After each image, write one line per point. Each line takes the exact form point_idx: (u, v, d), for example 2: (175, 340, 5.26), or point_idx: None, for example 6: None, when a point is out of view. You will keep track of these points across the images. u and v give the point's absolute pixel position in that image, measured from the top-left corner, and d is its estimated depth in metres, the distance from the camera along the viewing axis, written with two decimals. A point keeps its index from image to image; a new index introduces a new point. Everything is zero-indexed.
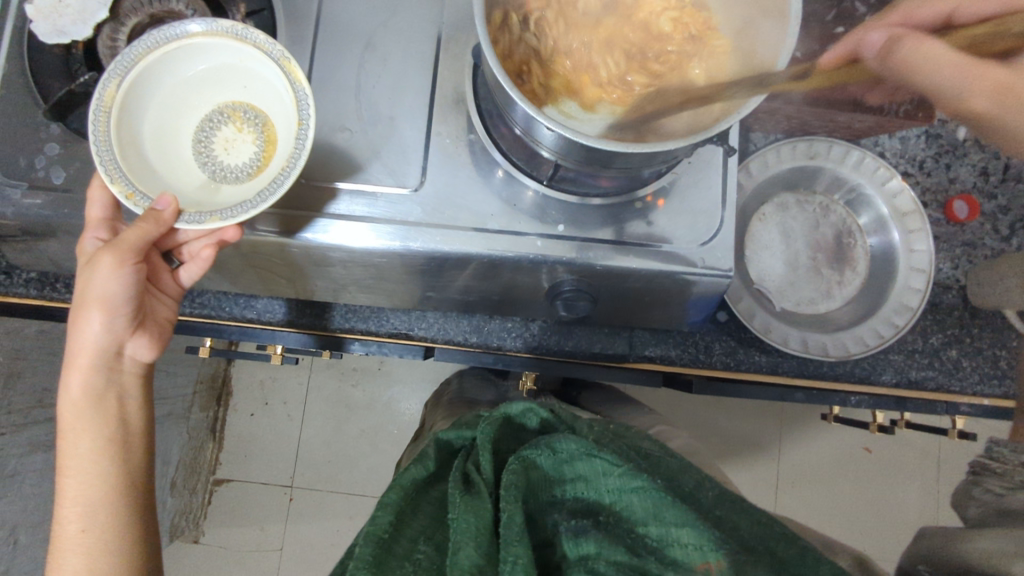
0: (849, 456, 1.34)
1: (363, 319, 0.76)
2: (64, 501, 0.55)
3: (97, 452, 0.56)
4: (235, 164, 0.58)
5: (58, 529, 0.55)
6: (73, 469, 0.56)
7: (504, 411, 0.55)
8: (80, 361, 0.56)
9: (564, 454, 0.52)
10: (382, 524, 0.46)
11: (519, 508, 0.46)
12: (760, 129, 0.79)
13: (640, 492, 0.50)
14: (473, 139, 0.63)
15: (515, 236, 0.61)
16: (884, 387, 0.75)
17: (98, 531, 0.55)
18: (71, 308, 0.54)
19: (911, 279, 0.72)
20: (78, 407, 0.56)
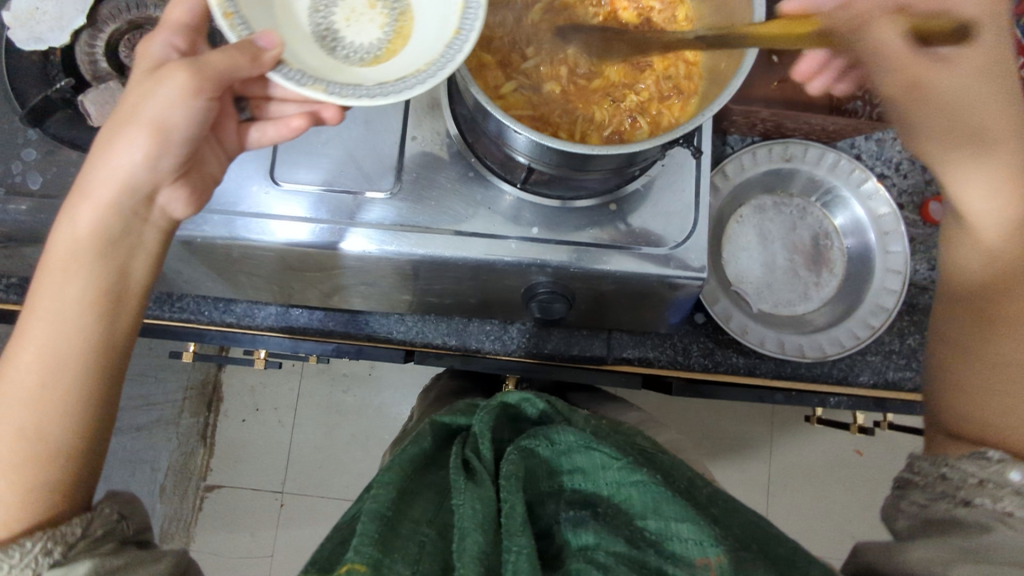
0: (839, 459, 1.35)
1: (342, 323, 0.76)
2: (26, 348, 0.46)
3: (85, 300, 0.47)
4: (362, 48, 0.48)
5: (11, 379, 0.45)
6: (43, 311, 0.46)
7: (499, 400, 0.56)
8: (99, 195, 0.47)
9: (562, 445, 0.53)
10: (385, 501, 0.45)
11: (522, 498, 0.46)
12: (737, 131, 0.79)
13: (640, 485, 0.49)
14: (450, 142, 0.64)
15: (491, 239, 0.62)
16: (861, 388, 0.75)
17: (59, 390, 0.46)
18: (115, 121, 0.46)
19: (887, 280, 0.73)
20: (82, 241, 0.47)
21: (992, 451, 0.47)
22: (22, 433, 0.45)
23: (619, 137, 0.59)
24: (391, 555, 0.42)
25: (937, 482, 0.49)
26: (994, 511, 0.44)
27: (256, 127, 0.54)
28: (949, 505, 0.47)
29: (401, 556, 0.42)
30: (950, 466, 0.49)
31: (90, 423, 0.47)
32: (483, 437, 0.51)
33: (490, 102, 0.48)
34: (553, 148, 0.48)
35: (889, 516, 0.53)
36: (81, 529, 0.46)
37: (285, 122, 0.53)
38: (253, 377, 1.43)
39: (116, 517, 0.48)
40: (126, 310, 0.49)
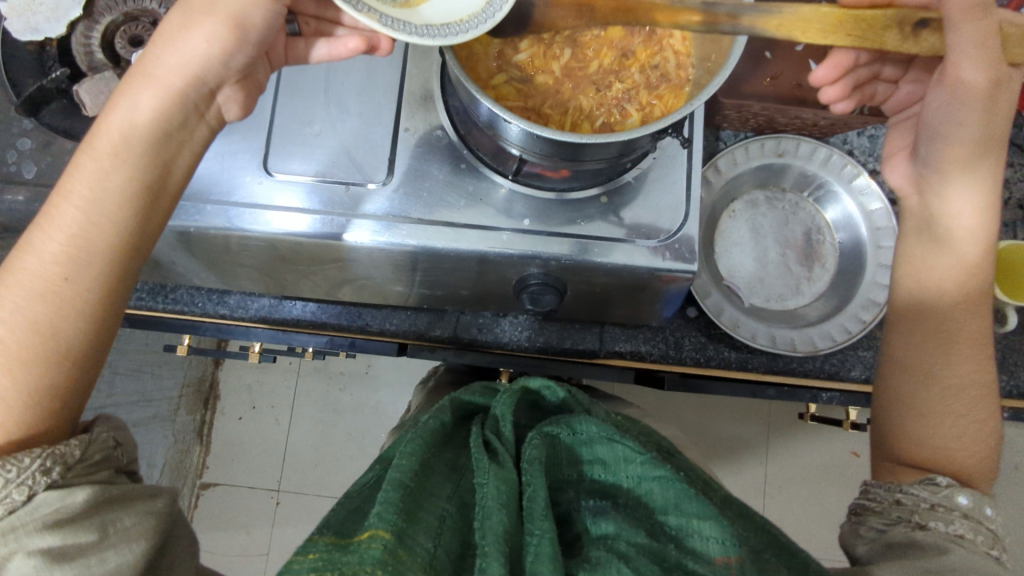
0: (836, 460, 1.35)
1: (336, 316, 0.76)
2: (58, 234, 0.48)
3: (125, 194, 0.49)
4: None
5: (38, 264, 0.48)
6: (79, 197, 0.49)
7: (522, 384, 0.58)
8: (168, 80, 0.50)
9: (583, 435, 0.52)
10: (408, 473, 0.46)
11: (544, 484, 0.46)
12: (729, 127, 0.79)
13: (662, 481, 0.48)
14: (442, 135, 0.64)
15: (483, 230, 0.62)
16: (854, 383, 0.75)
17: (84, 286, 0.48)
18: (190, 14, 0.49)
19: (879, 274, 0.73)
20: (136, 124, 0.49)
21: (943, 478, 0.53)
22: (34, 324, 0.47)
23: (609, 127, 0.59)
24: (413, 527, 0.43)
25: (892, 507, 0.53)
26: (947, 533, 0.49)
27: (311, 44, 0.56)
28: (907, 528, 0.51)
29: (423, 527, 0.43)
30: (903, 492, 0.53)
31: (100, 326, 0.49)
32: (505, 418, 0.53)
33: (499, 107, 0.48)
34: (542, 136, 0.49)
35: (846, 546, 0.54)
36: (82, 452, 0.47)
37: (342, 42, 0.55)
38: (250, 375, 1.43)
39: (111, 444, 0.50)
40: (157, 213, 0.52)
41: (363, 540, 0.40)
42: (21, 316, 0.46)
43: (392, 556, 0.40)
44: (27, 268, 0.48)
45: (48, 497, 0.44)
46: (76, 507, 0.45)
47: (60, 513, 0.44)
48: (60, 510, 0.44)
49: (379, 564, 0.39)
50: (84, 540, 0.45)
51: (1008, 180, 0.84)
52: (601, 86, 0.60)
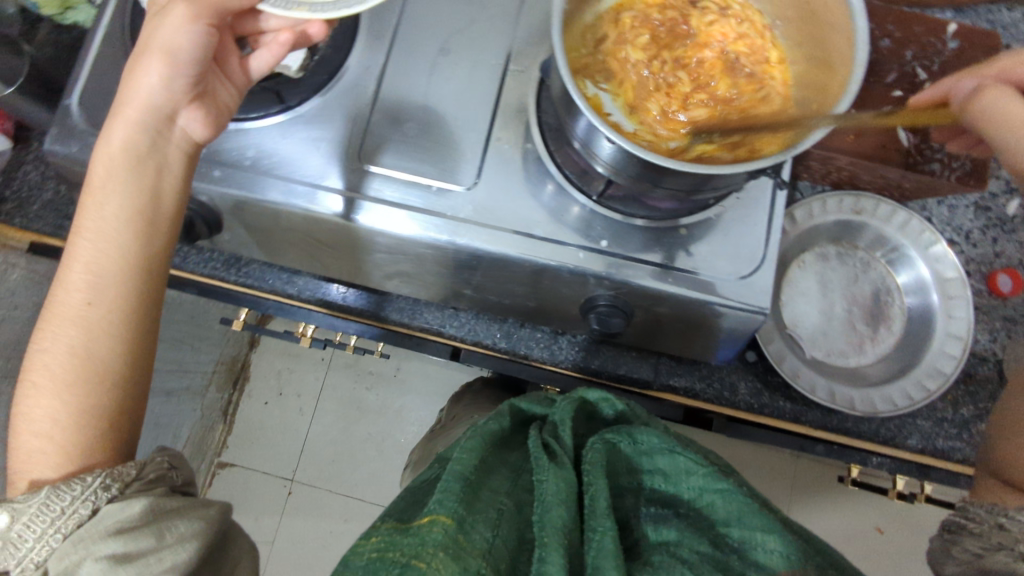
0: (860, 533, 1.31)
1: (397, 311, 0.77)
2: (78, 266, 0.54)
3: (120, 222, 0.54)
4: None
5: (67, 297, 0.54)
6: (93, 231, 0.54)
7: (581, 394, 0.56)
8: (130, 113, 0.54)
9: (643, 445, 0.51)
10: (468, 468, 0.46)
11: (605, 486, 0.46)
12: (809, 178, 0.79)
13: (724, 494, 0.47)
14: (530, 148, 0.65)
15: (558, 246, 0.63)
16: (908, 452, 0.74)
17: (104, 306, 0.54)
18: (135, 59, 0.55)
19: (947, 344, 0.72)
20: (117, 160, 0.54)
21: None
22: (74, 350, 0.52)
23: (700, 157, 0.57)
24: (473, 514, 0.42)
25: (992, 532, 0.49)
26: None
27: (255, 57, 0.60)
28: (1007, 556, 0.46)
29: (482, 516, 0.43)
30: (1008, 517, 0.49)
31: (128, 336, 0.54)
32: (564, 423, 0.52)
33: (603, 125, 0.49)
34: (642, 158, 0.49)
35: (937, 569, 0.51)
36: (138, 472, 0.52)
37: (274, 39, 0.60)
38: (280, 362, 1.44)
39: (166, 465, 0.54)
40: (159, 230, 0.56)
41: (423, 523, 0.41)
42: (64, 338, 0.52)
43: (452, 541, 0.40)
44: (60, 306, 0.54)
45: (111, 509, 0.48)
46: (134, 517, 0.48)
47: (121, 524, 0.48)
48: (121, 520, 0.48)
49: (440, 545, 0.39)
50: (144, 544, 0.47)
51: None
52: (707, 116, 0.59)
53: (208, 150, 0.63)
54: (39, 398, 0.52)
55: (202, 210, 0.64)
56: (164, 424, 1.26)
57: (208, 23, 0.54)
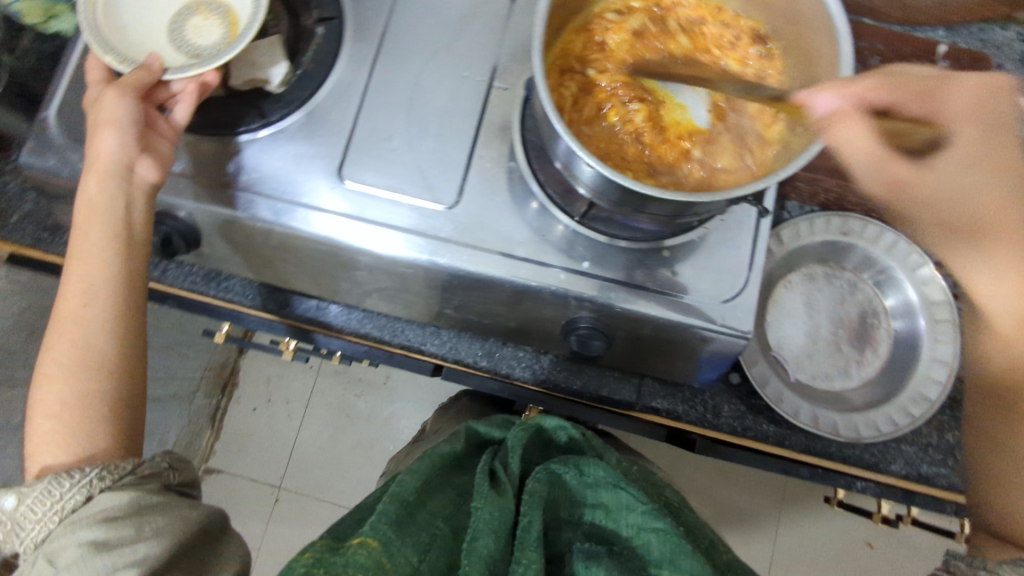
0: (848, 548, 1.30)
1: (379, 328, 0.76)
2: (71, 277, 0.57)
3: (102, 244, 0.57)
4: (197, 47, 0.62)
5: (63, 304, 0.56)
6: (83, 243, 0.57)
7: (537, 422, 0.59)
8: (96, 167, 0.57)
9: (590, 478, 0.54)
10: (408, 490, 0.48)
11: (540, 517, 0.49)
12: (797, 198, 0.79)
13: (659, 534, 0.50)
14: (513, 167, 0.65)
15: (540, 266, 0.62)
16: (892, 477, 0.73)
17: (97, 311, 0.56)
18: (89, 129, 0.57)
19: (933, 369, 0.71)
20: (90, 202, 0.57)
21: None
22: (75, 346, 0.55)
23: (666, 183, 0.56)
24: (403, 537, 0.44)
25: None
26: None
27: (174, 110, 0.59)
28: None
29: (412, 540, 0.44)
30: None
31: (123, 330, 0.58)
32: (514, 451, 0.54)
33: (583, 149, 0.48)
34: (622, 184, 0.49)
35: None
36: (133, 467, 0.53)
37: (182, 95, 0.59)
38: (271, 368, 1.44)
39: (162, 464, 0.57)
40: (136, 249, 0.58)
41: (351, 545, 0.42)
42: (65, 338, 0.55)
43: (378, 562, 0.41)
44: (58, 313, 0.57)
45: (103, 498, 0.51)
46: (122, 506, 0.51)
47: (108, 512, 0.50)
48: (111, 508, 0.50)
49: (363, 568, 0.40)
50: (124, 534, 0.49)
51: None
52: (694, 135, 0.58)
53: (187, 166, 0.63)
54: (48, 386, 0.55)
55: (182, 226, 0.64)
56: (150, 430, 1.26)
57: (135, 94, 0.56)
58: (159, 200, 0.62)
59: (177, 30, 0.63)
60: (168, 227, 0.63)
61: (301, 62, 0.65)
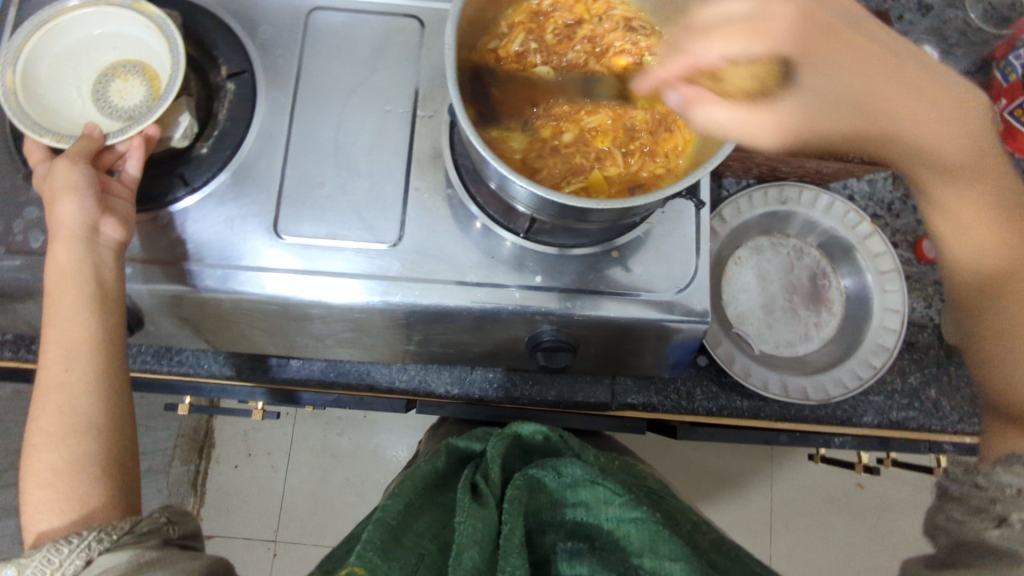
0: (840, 491, 1.35)
1: (344, 374, 0.75)
2: (49, 345, 0.53)
3: (80, 303, 0.54)
4: (125, 112, 0.61)
5: (42, 372, 0.53)
6: (60, 303, 0.54)
7: (515, 429, 0.56)
8: (61, 234, 0.54)
9: (568, 478, 0.52)
10: (391, 513, 0.46)
11: (521, 523, 0.46)
12: (732, 175, 0.80)
13: (638, 523, 0.49)
14: (451, 193, 0.64)
15: (494, 288, 0.62)
16: (866, 428, 0.75)
17: (81, 373, 0.53)
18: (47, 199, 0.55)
19: (886, 319, 0.73)
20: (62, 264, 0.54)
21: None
22: (61, 410, 0.52)
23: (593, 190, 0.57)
24: (388, 562, 0.42)
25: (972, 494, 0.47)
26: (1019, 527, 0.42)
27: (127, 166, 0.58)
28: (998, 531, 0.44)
29: (398, 564, 0.42)
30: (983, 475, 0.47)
31: (109, 390, 0.54)
32: (493, 459, 0.52)
33: (515, 174, 0.48)
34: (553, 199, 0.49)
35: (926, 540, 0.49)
36: (131, 525, 0.51)
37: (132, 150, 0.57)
38: (245, 423, 1.40)
39: (160, 519, 0.54)
40: (113, 305, 0.55)
41: None
42: (48, 406, 0.52)
43: None
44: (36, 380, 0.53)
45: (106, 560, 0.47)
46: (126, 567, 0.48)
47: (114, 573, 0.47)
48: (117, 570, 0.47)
49: None
50: None
51: None
52: (619, 143, 0.60)
53: None
54: (37, 457, 0.51)
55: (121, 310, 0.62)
56: None
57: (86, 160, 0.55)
58: None
59: (100, 98, 0.62)
60: None
61: (217, 120, 0.64)
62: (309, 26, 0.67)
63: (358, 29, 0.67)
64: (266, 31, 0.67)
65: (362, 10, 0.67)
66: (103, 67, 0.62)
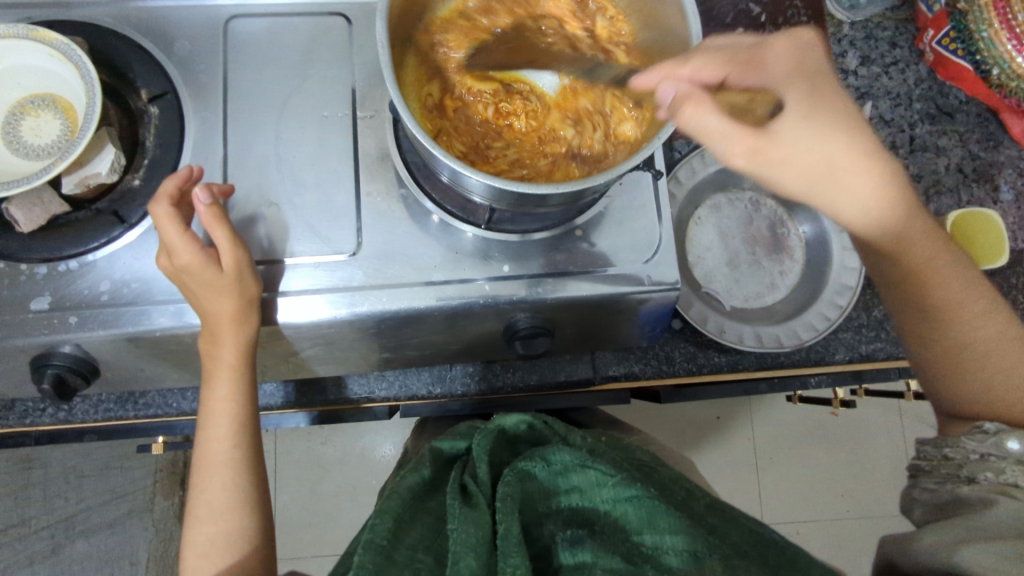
0: (818, 423, 1.40)
1: (322, 391, 0.74)
2: (212, 427, 0.59)
3: (233, 395, 0.59)
4: (44, 149, 0.58)
5: (203, 452, 0.59)
6: (220, 391, 0.58)
7: (498, 424, 0.56)
8: (223, 330, 0.55)
9: (557, 465, 0.53)
10: (382, 532, 0.46)
11: (516, 519, 0.46)
12: (682, 137, 0.80)
13: (634, 501, 0.50)
14: (405, 193, 0.62)
15: (463, 283, 0.60)
16: (839, 365, 0.78)
17: (245, 453, 0.60)
18: (215, 292, 0.54)
19: (847, 258, 0.75)
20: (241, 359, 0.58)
21: (989, 425, 0.54)
22: (226, 490, 0.58)
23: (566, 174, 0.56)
24: None
25: (941, 464, 0.56)
26: (998, 486, 0.50)
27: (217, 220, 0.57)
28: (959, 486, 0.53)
29: None
30: (950, 447, 0.55)
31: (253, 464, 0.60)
32: (479, 458, 0.51)
33: (468, 168, 0.47)
34: (503, 187, 0.47)
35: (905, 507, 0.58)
36: None
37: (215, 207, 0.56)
38: None
39: None
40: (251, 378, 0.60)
41: None
42: (215, 485, 0.58)
43: None
44: (205, 457, 0.59)
45: None
46: None
47: None
48: None
49: None
50: None
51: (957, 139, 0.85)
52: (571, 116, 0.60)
53: (53, 298, 0.57)
54: (199, 530, 0.57)
55: (71, 361, 0.58)
56: (117, 557, 1.18)
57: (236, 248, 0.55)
58: (38, 342, 0.56)
59: (12, 138, 0.58)
60: (56, 367, 0.57)
61: (146, 148, 0.60)
62: (228, 37, 0.63)
63: (281, 34, 0.64)
64: (183, 47, 0.63)
65: (284, 13, 0.64)
66: (10, 103, 0.58)
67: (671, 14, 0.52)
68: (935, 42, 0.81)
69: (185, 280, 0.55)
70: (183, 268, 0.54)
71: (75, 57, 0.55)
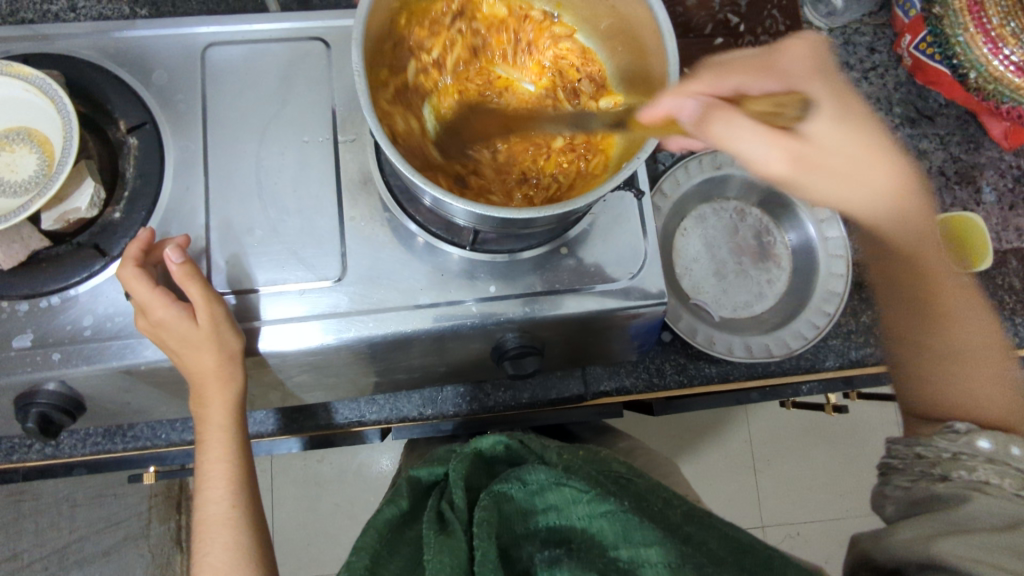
0: (815, 423, 1.40)
1: (313, 416, 0.74)
2: (208, 480, 0.59)
3: (225, 448, 0.59)
4: (20, 185, 0.57)
5: (202, 508, 0.59)
6: (214, 450, 0.59)
7: (474, 447, 0.55)
8: (211, 382, 0.56)
9: (534, 485, 0.52)
10: (360, 566, 0.46)
11: (494, 544, 0.46)
12: (666, 149, 0.80)
13: (609, 515, 0.50)
14: (389, 217, 0.62)
15: (450, 304, 0.60)
16: (829, 372, 0.78)
17: (245, 505, 0.59)
18: (193, 346, 0.53)
19: (833, 266, 0.75)
20: (228, 411, 0.58)
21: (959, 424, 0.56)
22: (227, 544, 0.57)
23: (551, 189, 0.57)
24: None
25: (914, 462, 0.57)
26: (971, 482, 0.52)
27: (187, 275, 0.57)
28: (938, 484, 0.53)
29: None
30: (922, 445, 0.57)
31: (251, 511, 0.60)
32: (454, 485, 0.51)
33: (448, 194, 0.47)
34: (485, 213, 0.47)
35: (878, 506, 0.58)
36: None
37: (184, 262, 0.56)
38: None
39: None
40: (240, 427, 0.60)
41: None
42: (216, 542, 0.57)
43: None
44: (204, 514, 0.58)
45: None
46: None
47: None
48: None
49: None
50: None
51: (939, 141, 0.86)
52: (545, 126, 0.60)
53: (36, 335, 0.56)
54: None
55: (56, 399, 0.57)
56: None
57: (209, 298, 0.55)
58: (21, 381, 0.55)
59: None
60: (39, 406, 0.56)
61: (126, 179, 0.60)
62: (205, 65, 0.63)
63: (259, 60, 0.63)
64: (162, 77, 0.62)
65: (261, 40, 0.64)
66: None
67: (644, 30, 0.52)
68: (914, 47, 0.83)
69: (163, 337, 0.54)
70: (160, 325, 0.54)
71: (52, 92, 0.55)
